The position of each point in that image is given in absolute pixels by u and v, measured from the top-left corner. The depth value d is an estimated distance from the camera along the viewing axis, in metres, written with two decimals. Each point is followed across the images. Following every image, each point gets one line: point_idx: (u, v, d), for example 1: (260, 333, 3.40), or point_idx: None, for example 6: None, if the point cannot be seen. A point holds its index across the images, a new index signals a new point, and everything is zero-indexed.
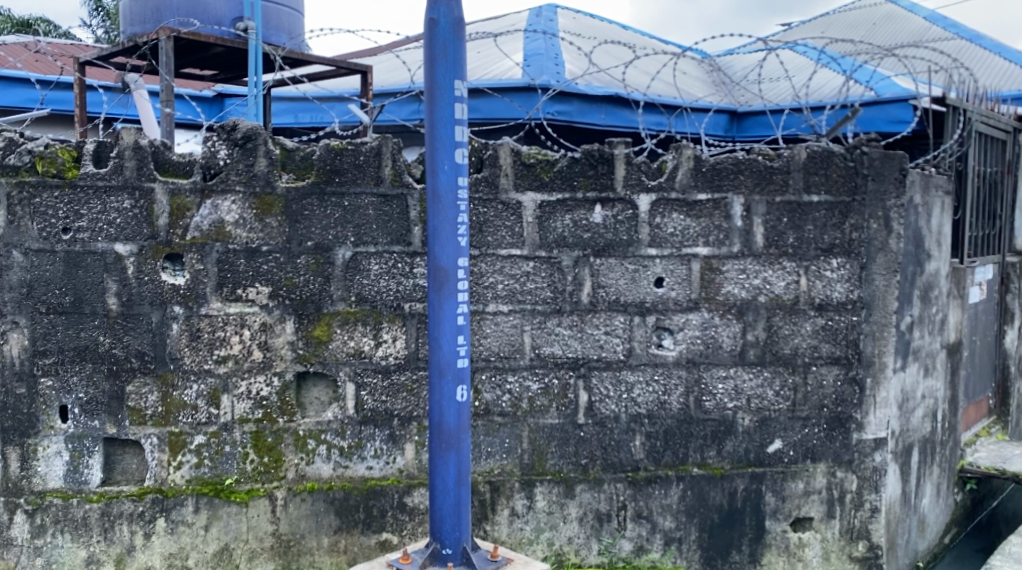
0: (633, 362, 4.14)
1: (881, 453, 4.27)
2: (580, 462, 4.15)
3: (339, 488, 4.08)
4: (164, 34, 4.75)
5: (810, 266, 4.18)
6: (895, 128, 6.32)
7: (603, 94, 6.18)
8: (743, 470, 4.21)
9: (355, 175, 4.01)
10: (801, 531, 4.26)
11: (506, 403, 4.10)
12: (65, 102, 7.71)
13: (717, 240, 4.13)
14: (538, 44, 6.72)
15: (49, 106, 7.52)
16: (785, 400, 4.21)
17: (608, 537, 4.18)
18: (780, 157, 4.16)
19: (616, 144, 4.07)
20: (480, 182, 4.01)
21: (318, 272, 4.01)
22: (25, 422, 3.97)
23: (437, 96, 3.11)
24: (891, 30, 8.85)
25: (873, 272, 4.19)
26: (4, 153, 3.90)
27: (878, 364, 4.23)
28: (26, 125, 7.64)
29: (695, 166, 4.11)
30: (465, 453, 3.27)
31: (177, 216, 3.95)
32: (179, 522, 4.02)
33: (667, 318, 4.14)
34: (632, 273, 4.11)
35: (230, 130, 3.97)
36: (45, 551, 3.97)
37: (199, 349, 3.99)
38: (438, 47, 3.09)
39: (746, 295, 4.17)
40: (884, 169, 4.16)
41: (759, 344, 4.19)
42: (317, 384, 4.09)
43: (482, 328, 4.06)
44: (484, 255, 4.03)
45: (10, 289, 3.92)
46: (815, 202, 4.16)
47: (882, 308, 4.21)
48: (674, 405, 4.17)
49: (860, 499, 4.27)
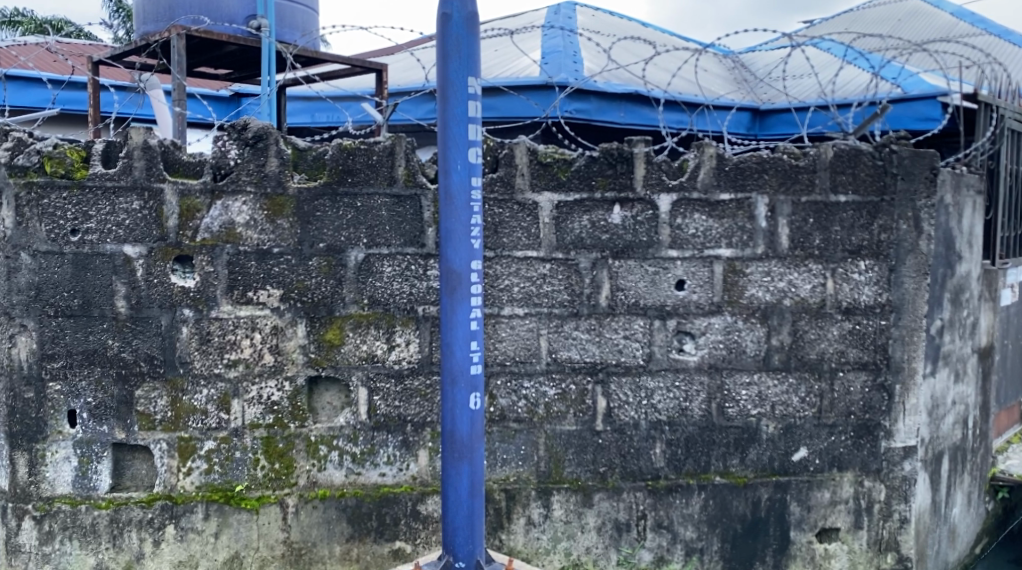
0: (653, 367, 4.02)
1: (910, 461, 4.13)
2: (598, 470, 4.04)
3: (351, 495, 3.99)
4: (176, 32, 4.67)
5: (837, 269, 4.04)
6: (923, 126, 6.18)
7: (623, 92, 6.05)
8: (767, 479, 4.08)
9: (367, 175, 3.92)
10: (828, 543, 4.13)
11: (522, 409, 3.99)
12: (76, 102, 7.67)
13: (740, 241, 4.01)
14: (557, 41, 6.59)
15: (61, 105, 7.48)
16: (811, 407, 4.08)
17: (627, 548, 4.06)
18: (806, 156, 4.02)
19: (636, 142, 3.95)
20: (495, 182, 3.91)
21: (330, 275, 3.92)
22: (33, 427, 3.90)
23: (450, 93, 3.01)
24: (917, 25, 8.63)
25: (902, 275, 4.06)
26: (12, 154, 3.85)
27: (907, 370, 4.09)
28: (38, 126, 7.60)
29: (717, 165, 3.99)
30: (478, 464, 3.17)
31: (187, 217, 3.88)
32: (189, 529, 3.94)
33: (689, 322, 4.02)
34: (653, 275, 3.99)
35: (241, 129, 3.89)
36: (53, 558, 3.91)
37: (209, 353, 3.91)
38: (451, 43, 2.99)
39: (772, 298, 4.04)
40: (914, 167, 4.02)
41: (784, 349, 4.06)
42: (330, 389, 4.00)
43: (497, 332, 3.95)
44: (499, 257, 3.93)
45: (19, 292, 3.86)
46: (842, 202, 4.03)
47: (912, 312, 4.07)
48: (696, 411, 4.05)
49: (889, 510, 4.14)
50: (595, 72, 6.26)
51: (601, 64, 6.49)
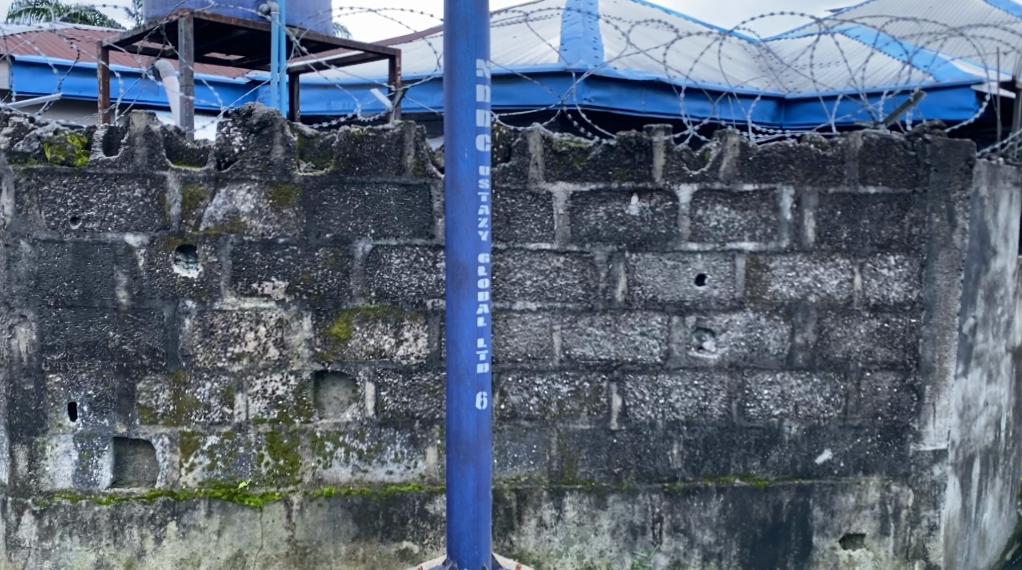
0: (671, 365, 3.87)
1: (940, 465, 3.95)
2: (612, 471, 3.89)
3: (358, 493, 3.87)
4: (184, 15, 4.54)
5: (865, 264, 3.86)
6: (957, 115, 6.05)
7: (644, 79, 5.93)
8: (789, 482, 3.92)
9: (376, 163, 3.78)
10: (852, 549, 3.97)
11: (534, 406, 3.85)
12: (81, 89, 7.63)
13: (764, 234, 3.84)
14: (576, 27, 6.42)
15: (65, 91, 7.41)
16: (836, 408, 3.91)
17: (643, 551, 3.92)
18: (834, 145, 3.84)
19: (655, 130, 3.79)
20: (507, 172, 3.76)
21: (337, 267, 3.80)
22: (32, 420, 3.80)
23: (457, 77, 2.84)
24: (951, 12, 8.32)
25: (934, 271, 3.87)
26: (12, 139, 3.75)
27: (938, 370, 3.91)
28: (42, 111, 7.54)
29: (741, 154, 3.82)
30: (484, 466, 3.03)
31: (190, 206, 3.76)
32: (191, 526, 3.84)
33: (709, 319, 3.86)
34: (671, 269, 3.83)
35: (245, 115, 3.76)
36: (53, 553, 3.81)
37: (213, 346, 3.80)
38: (459, 24, 2.83)
39: (796, 295, 3.87)
40: (948, 158, 3.83)
41: (808, 347, 3.89)
42: (336, 384, 3.88)
43: (509, 327, 3.81)
44: (511, 249, 3.78)
45: (19, 282, 3.75)
46: (871, 194, 3.85)
47: (944, 309, 3.89)
48: (715, 411, 3.89)
49: (917, 516, 3.97)
50: (614, 58, 6.10)
51: (620, 51, 6.33)
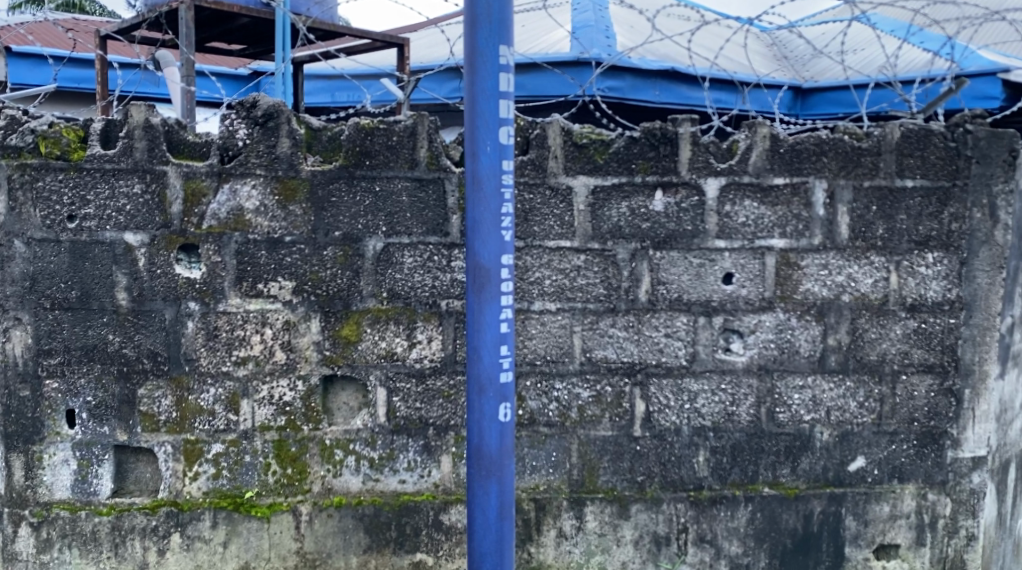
0: (696, 368, 3.69)
1: (979, 473, 3.77)
2: (635, 479, 3.72)
3: (369, 503, 3.70)
4: (183, 4, 4.36)
5: (902, 261, 3.67)
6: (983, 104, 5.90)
7: (659, 69, 5.75)
8: (821, 491, 3.74)
9: (387, 157, 3.60)
10: (886, 560, 3.79)
11: (553, 412, 3.67)
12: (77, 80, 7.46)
13: (795, 230, 3.65)
14: (589, 15, 6.21)
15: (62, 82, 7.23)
16: (870, 413, 3.73)
17: (667, 563, 3.74)
18: (869, 137, 3.64)
19: (681, 121, 3.60)
20: (525, 165, 3.58)
21: (346, 266, 3.62)
22: (28, 428, 3.63)
23: (479, 65, 2.61)
24: None
25: (975, 269, 3.68)
26: (5, 133, 3.56)
27: (978, 373, 3.73)
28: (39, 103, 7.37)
29: (771, 146, 3.63)
30: (508, 482, 2.82)
31: (192, 203, 3.58)
32: (195, 538, 3.67)
33: (736, 319, 3.68)
34: (698, 267, 3.65)
35: (249, 107, 3.58)
36: (51, 567, 3.65)
37: (217, 350, 3.62)
38: (481, 7, 2.60)
39: (829, 294, 3.68)
40: (990, 149, 3.64)
41: (841, 349, 3.70)
42: (346, 389, 3.71)
43: (527, 329, 3.63)
44: (530, 248, 3.60)
45: (12, 283, 3.57)
46: (909, 188, 3.65)
47: (984, 309, 3.70)
48: (743, 417, 3.71)
49: (955, 526, 3.78)
50: (629, 47, 5.89)
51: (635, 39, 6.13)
